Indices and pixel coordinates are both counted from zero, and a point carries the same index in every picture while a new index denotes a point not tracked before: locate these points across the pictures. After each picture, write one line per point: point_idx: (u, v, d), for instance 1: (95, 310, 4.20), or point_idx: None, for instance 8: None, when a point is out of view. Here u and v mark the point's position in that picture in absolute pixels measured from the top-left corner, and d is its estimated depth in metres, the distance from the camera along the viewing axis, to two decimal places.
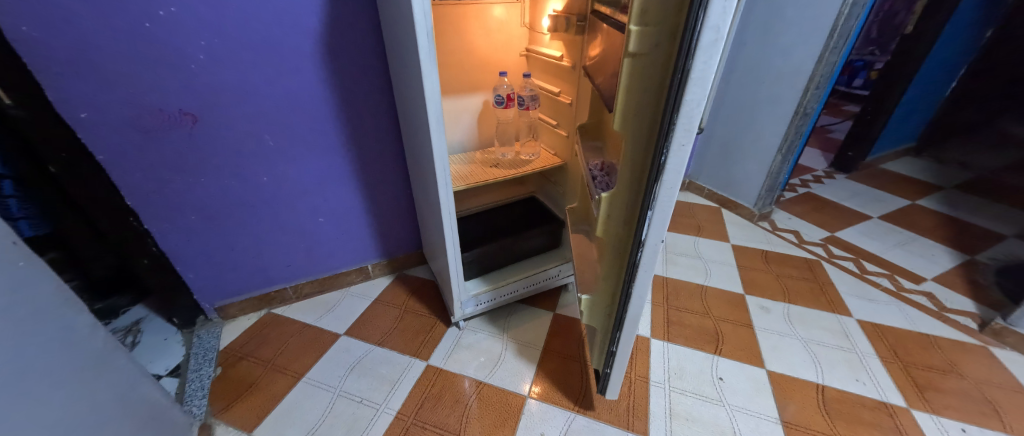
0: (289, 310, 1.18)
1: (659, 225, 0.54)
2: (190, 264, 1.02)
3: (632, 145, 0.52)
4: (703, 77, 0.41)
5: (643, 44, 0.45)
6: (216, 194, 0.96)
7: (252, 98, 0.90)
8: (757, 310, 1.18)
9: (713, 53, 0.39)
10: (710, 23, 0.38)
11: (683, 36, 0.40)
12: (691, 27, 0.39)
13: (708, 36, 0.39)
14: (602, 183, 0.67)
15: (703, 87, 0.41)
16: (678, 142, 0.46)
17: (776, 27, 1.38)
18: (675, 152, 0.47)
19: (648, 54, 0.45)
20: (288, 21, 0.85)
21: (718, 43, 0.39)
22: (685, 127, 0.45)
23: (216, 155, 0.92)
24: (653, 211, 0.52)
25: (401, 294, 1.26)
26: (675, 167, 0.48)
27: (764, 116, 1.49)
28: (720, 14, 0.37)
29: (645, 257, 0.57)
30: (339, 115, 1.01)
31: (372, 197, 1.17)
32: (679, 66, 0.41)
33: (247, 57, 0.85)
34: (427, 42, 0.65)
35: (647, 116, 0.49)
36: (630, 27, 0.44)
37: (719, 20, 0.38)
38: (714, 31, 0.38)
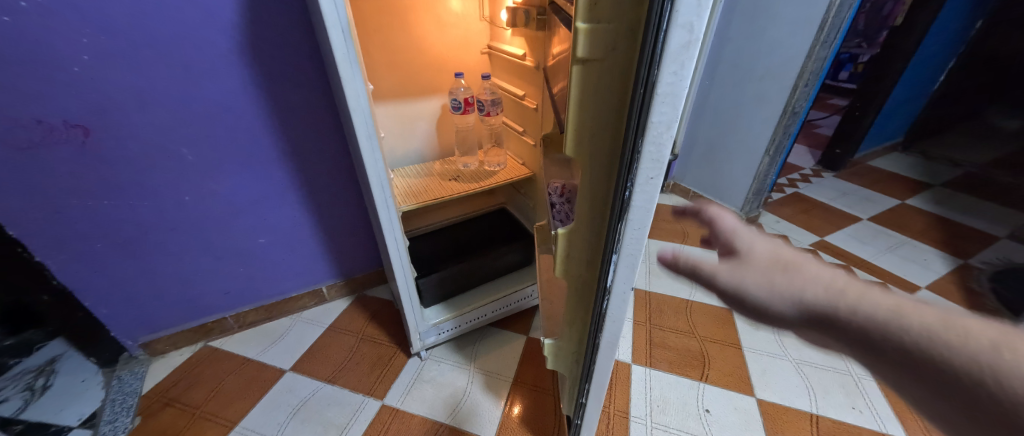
0: (229, 343, 1.05)
1: (627, 270, 0.43)
2: (102, 298, 0.89)
3: (589, 175, 0.40)
4: (676, 90, 0.30)
5: (597, 46, 0.33)
6: (125, 217, 0.83)
7: (159, 105, 0.76)
8: (746, 327, 1.10)
9: (686, 60, 0.29)
10: (681, 18, 0.27)
11: (644, 38, 0.29)
12: (655, 24, 0.28)
13: (678, 36, 0.28)
14: (560, 215, 0.55)
15: (676, 103, 0.31)
16: (646, 175, 0.35)
17: (764, 20, 1.28)
18: (642, 187, 0.36)
19: (603, 60, 0.34)
20: (198, 16, 0.72)
21: (692, 45, 0.28)
22: (653, 156, 0.34)
23: (120, 171, 0.79)
24: (618, 255, 0.41)
25: (359, 319, 1.14)
26: (642, 203, 0.37)
27: (750, 115, 1.40)
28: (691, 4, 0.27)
29: (613, 308, 0.47)
30: (272, 123, 0.87)
31: (321, 213, 1.05)
32: (641, 78, 0.30)
33: (148, 56, 0.72)
34: (343, 40, 0.52)
35: (606, 141, 0.37)
36: (577, 25, 0.32)
37: (694, 12, 0.27)
38: (686, 28, 0.28)
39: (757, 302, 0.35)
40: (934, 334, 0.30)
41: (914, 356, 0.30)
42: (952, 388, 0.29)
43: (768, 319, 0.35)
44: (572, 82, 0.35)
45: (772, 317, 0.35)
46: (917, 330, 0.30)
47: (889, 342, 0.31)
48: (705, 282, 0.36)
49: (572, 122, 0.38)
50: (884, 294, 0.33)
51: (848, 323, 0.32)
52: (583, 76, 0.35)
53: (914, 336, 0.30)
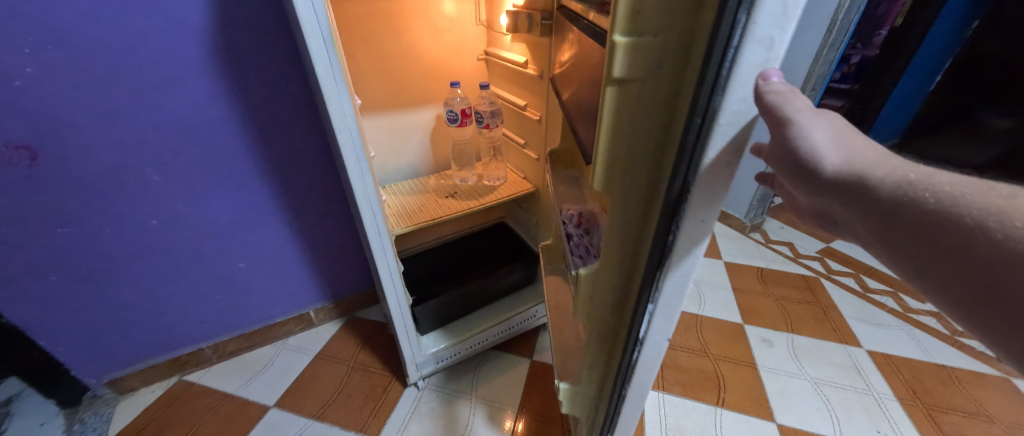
0: (206, 377, 0.96)
1: (664, 320, 0.37)
2: (61, 335, 0.80)
3: (621, 213, 0.34)
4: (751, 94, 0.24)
5: (637, 63, 0.27)
6: (84, 246, 0.74)
7: (119, 122, 0.68)
8: (760, 344, 1.05)
9: (759, 84, 0.23)
10: (759, 33, 0.21)
11: (703, 57, 0.23)
12: (722, 41, 0.22)
13: (754, 54, 0.22)
14: (578, 249, 0.48)
15: (741, 134, 0.25)
16: (696, 217, 0.29)
17: None
18: (690, 230, 0.30)
19: (645, 80, 0.28)
20: (161, 22, 0.64)
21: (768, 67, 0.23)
22: (707, 195, 0.28)
23: (78, 196, 0.70)
24: (655, 304, 0.36)
25: (349, 344, 1.06)
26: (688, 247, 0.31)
27: None
28: (774, 15, 0.21)
29: (643, 359, 0.41)
30: (249, 138, 0.80)
31: (306, 233, 0.97)
32: (699, 106, 0.24)
33: (105, 68, 0.64)
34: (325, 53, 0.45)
35: (644, 173, 0.32)
36: (615, 39, 0.26)
37: (777, 24, 0.21)
38: (764, 45, 0.22)
39: (807, 142, 0.22)
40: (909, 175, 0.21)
41: (924, 213, 0.20)
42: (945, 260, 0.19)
43: (801, 169, 0.23)
44: (605, 107, 0.30)
45: (805, 165, 0.22)
46: (956, 186, 0.20)
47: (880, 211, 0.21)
48: (773, 120, 0.23)
49: (604, 151, 0.32)
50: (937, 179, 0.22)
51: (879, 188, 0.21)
52: (620, 99, 0.29)
53: (950, 199, 0.20)
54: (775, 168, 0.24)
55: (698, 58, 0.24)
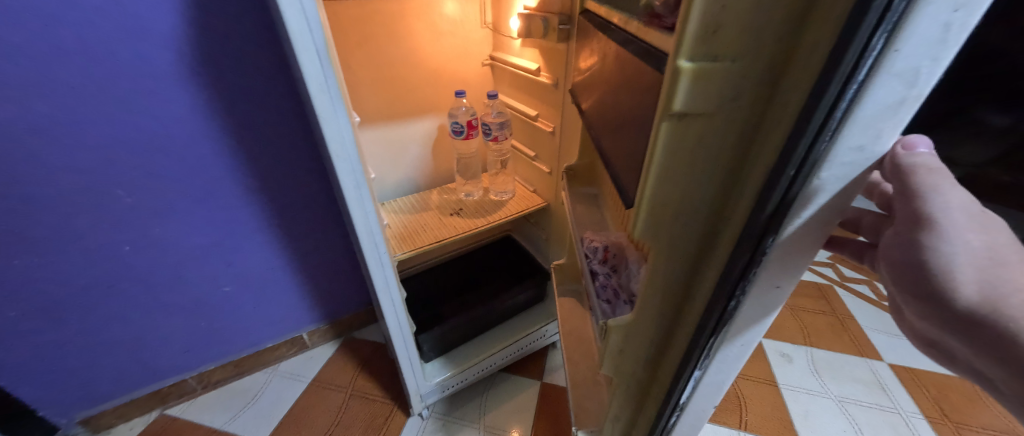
0: (191, 410, 0.89)
1: (712, 382, 0.34)
2: (26, 375, 0.72)
3: (666, 266, 0.30)
4: (851, 163, 0.20)
5: (706, 93, 0.22)
6: (48, 279, 0.67)
7: (82, 141, 0.60)
8: (778, 359, 1.00)
9: (878, 130, 0.19)
10: (900, 65, 0.17)
11: (809, 95, 0.19)
12: (844, 76, 0.17)
13: (886, 91, 0.17)
14: (605, 291, 0.43)
15: (847, 184, 0.21)
16: (770, 281, 0.26)
17: None
18: (759, 293, 0.26)
19: (714, 114, 0.22)
20: (127, 28, 0.56)
21: (902, 106, 0.18)
22: (786, 256, 0.24)
23: (37, 224, 0.62)
24: (700, 368, 0.32)
25: (347, 369, 0.99)
26: (751, 310, 0.28)
27: None
28: (924, 44, 0.16)
29: (683, 424, 0.38)
30: (233, 154, 0.72)
31: (298, 252, 0.90)
32: (796, 156, 0.20)
33: (65, 79, 0.56)
34: (319, 68, 0.38)
35: (699, 221, 0.27)
36: (680, 64, 0.20)
37: (929, 52, 0.16)
38: (904, 80, 0.17)
39: (943, 260, 0.19)
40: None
41: None
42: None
43: (928, 290, 0.19)
44: (658, 147, 0.24)
45: (935, 286, 0.19)
46: None
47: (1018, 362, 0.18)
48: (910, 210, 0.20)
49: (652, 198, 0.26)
50: None
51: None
52: (678, 137, 0.24)
53: None
54: (896, 271, 0.21)
55: (799, 96, 0.19)
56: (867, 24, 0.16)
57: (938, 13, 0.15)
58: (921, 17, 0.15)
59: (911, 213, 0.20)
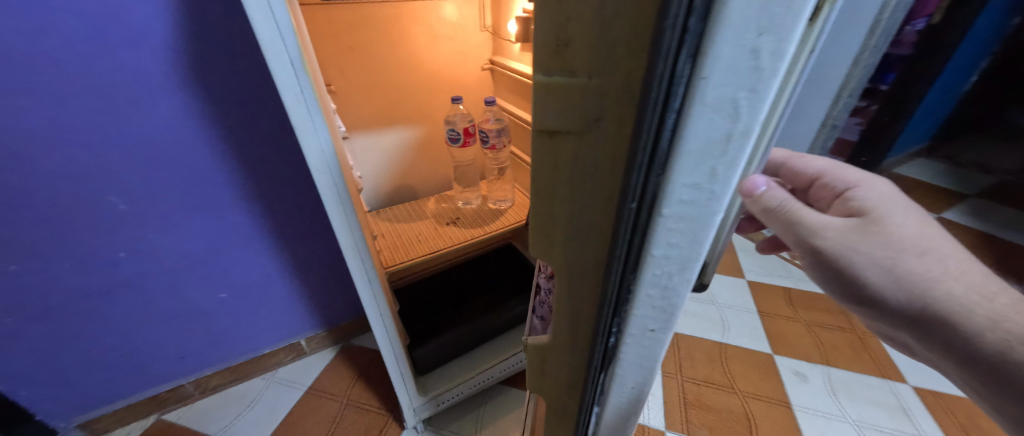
0: (187, 416, 0.89)
1: (619, 422, 0.31)
2: (24, 380, 0.73)
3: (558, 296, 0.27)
4: (696, 201, 0.18)
5: (569, 113, 0.19)
6: (43, 285, 0.66)
7: (74, 149, 0.60)
8: (792, 379, 0.95)
9: (713, 167, 0.17)
10: (714, 96, 0.15)
11: (637, 124, 0.17)
12: (659, 104, 0.15)
13: (707, 124, 0.15)
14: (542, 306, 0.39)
15: (697, 226, 0.19)
16: (643, 322, 0.24)
17: None
18: (636, 335, 0.24)
19: (581, 135, 0.19)
20: (118, 35, 0.55)
21: (730, 142, 0.16)
22: (657, 297, 0.22)
23: (32, 232, 0.62)
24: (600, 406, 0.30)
25: (344, 376, 0.98)
26: (635, 351, 0.25)
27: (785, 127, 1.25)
28: (732, 73, 0.14)
29: None
30: (227, 161, 0.71)
31: (296, 259, 0.89)
32: (633, 190, 0.18)
33: (57, 87, 0.55)
34: (292, 79, 0.36)
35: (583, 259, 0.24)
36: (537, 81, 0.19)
37: (743, 82, 0.14)
38: (723, 111, 0.15)
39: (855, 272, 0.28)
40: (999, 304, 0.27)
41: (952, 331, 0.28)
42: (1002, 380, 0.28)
43: (858, 294, 0.29)
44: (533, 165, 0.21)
45: (861, 292, 0.29)
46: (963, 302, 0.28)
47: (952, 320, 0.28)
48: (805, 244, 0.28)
49: (533, 214, 0.24)
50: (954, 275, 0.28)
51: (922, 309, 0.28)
52: (548, 155, 0.21)
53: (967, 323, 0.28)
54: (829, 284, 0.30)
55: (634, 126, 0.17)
56: (667, 48, 0.14)
57: (737, 38, 0.13)
58: (721, 43, 0.13)
59: (807, 243, 0.28)
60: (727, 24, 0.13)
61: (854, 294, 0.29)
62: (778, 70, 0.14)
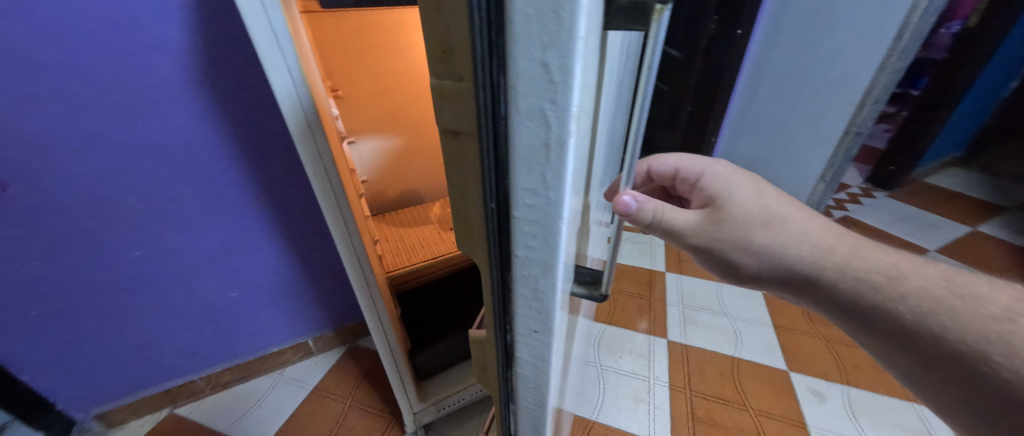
0: (198, 410, 0.92)
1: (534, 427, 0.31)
2: (45, 369, 0.76)
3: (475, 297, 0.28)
4: (543, 206, 0.18)
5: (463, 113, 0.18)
6: (64, 280, 0.69)
7: (94, 150, 0.62)
8: (809, 398, 0.91)
9: (545, 173, 0.17)
10: (523, 105, 0.15)
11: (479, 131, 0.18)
12: (487, 111, 0.17)
13: (526, 131, 0.16)
14: None
15: (548, 231, 0.19)
16: (526, 325, 0.24)
17: (815, 31, 1.10)
18: (524, 338, 0.25)
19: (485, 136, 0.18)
20: (135, 40, 0.57)
21: (549, 152, 0.16)
22: (532, 300, 0.23)
23: (53, 229, 0.65)
24: (514, 406, 0.30)
25: (348, 378, 0.99)
26: (529, 354, 0.26)
27: (805, 134, 1.22)
28: (531, 85, 0.15)
29: None
30: (239, 163, 0.73)
31: (304, 260, 0.90)
32: (488, 192, 0.20)
33: (79, 91, 0.58)
34: (289, 87, 0.37)
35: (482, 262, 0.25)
36: None
37: (544, 93, 0.15)
38: (535, 120, 0.16)
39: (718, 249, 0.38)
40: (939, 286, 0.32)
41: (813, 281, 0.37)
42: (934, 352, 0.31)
43: (727, 264, 0.39)
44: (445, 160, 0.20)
45: (729, 262, 0.39)
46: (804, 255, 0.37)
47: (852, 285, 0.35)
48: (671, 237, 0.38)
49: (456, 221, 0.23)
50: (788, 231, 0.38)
51: (780, 265, 0.37)
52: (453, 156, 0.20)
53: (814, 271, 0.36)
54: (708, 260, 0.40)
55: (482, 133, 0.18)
56: (478, 58, 0.15)
57: (526, 51, 0.14)
58: (515, 55, 0.14)
59: (674, 236, 0.37)
60: (512, 37, 0.14)
61: (727, 266, 0.39)
62: (572, 84, 0.14)
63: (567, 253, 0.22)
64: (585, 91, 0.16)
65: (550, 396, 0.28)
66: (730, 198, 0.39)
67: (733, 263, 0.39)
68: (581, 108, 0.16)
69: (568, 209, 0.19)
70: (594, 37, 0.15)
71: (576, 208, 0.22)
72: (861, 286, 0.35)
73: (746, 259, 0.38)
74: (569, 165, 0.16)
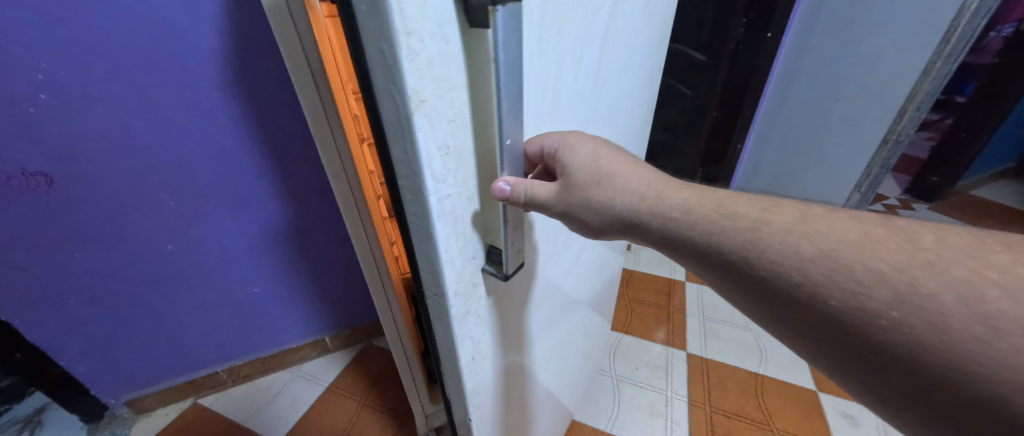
0: (220, 401, 0.95)
1: (456, 379, 0.36)
2: (81, 356, 0.80)
3: None
4: (413, 172, 0.23)
5: None
6: (102, 271, 0.73)
7: (132, 149, 0.65)
8: (839, 420, 0.86)
9: (408, 143, 0.22)
10: (382, 88, 0.20)
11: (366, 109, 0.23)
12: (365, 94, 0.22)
13: (388, 109, 0.21)
14: None
15: (422, 195, 0.24)
16: (427, 276, 0.29)
17: (854, 32, 1.06)
18: (431, 290, 0.30)
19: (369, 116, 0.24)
20: (172, 44, 0.59)
21: (404, 125, 0.21)
22: (427, 257, 0.27)
23: (93, 223, 0.68)
24: (439, 356, 0.35)
25: (362, 377, 1.00)
26: (437, 306, 0.30)
27: (842, 141, 1.16)
28: (382, 71, 0.20)
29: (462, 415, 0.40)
30: (263, 163, 0.75)
31: (322, 259, 0.92)
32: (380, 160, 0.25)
33: (120, 92, 0.60)
34: (304, 69, 0.37)
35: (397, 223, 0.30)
36: None
37: (388, 79, 0.20)
38: (391, 100, 0.20)
39: (571, 216, 0.32)
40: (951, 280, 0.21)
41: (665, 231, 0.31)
42: (911, 370, 0.22)
43: (591, 227, 0.33)
44: None
45: (592, 226, 0.33)
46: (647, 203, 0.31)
47: (779, 277, 0.26)
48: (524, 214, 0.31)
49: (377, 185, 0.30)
50: (630, 177, 0.32)
51: (633, 220, 0.32)
52: None
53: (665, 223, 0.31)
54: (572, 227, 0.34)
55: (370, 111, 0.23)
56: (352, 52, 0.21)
57: (373, 47, 0.19)
58: (367, 49, 0.19)
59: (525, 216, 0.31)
60: (364, 34, 0.19)
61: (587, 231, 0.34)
62: (402, 71, 0.19)
63: (454, 219, 0.26)
64: (432, 80, 0.20)
65: (461, 356, 0.33)
66: (573, 157, 0.31)
67: (576, 229, 0.34)
68: (422, 92, 0.20)
69: (433, 181, 0.23)
70: (435, 35, 0.19)
71: (470, 188, 0.26)
72: (782, 275, 0.26)
73: (597, 218, 0.32)
74: (418, 139, 0.21)
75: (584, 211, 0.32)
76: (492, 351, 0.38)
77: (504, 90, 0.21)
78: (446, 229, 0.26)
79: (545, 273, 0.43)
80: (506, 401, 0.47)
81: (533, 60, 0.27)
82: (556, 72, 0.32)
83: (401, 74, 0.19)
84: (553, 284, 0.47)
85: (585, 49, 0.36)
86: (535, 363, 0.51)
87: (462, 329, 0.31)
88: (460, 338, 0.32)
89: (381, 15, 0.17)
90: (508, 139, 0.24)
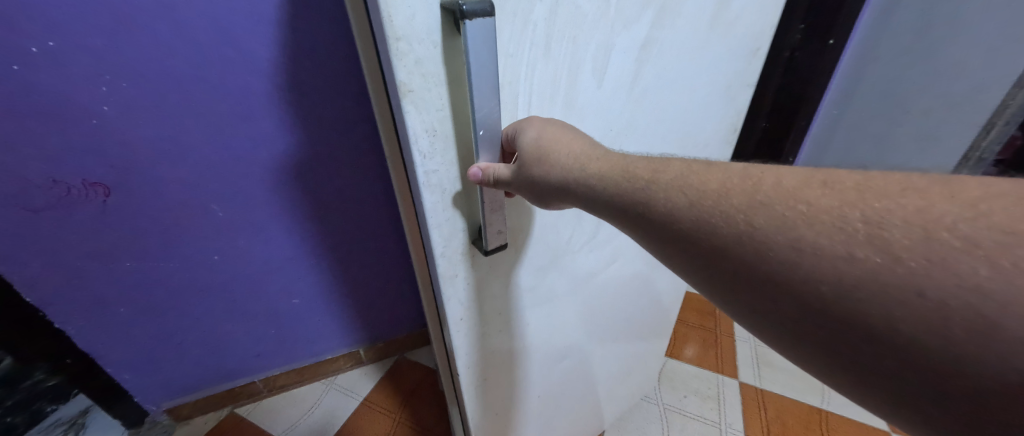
0: (256, 412, 0.94)
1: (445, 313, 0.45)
2: (127, 364, 0.80)
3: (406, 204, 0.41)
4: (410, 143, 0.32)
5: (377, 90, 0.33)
6: (151, 281, 0.72)
7: (185, 161, 0.64)
8: None
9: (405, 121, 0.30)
10: (389, 82, 0.29)
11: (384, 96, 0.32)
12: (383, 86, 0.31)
13: (393, 97, 0.30)
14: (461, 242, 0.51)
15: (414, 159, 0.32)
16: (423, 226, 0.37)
17: (938, 30, 0.76)
18: (428, 237, 0.38)
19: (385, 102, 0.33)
20: (228, 55, 0.58)
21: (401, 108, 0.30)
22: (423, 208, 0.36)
23: (145, 233, 0.68)
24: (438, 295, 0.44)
25: (397, 392, 0.98)
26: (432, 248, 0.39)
27: (930, 124, 0.82)
28: (388, 71, 0.28)
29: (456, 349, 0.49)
30: (309, 175, 0.73)
31: (360, 270, 0.90)
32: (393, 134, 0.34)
33: (176, 104, 0.59)
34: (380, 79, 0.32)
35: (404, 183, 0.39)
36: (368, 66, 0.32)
37: (391, 76, 0.28)
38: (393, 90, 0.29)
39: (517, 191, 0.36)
40: (838, 228, 0.21)
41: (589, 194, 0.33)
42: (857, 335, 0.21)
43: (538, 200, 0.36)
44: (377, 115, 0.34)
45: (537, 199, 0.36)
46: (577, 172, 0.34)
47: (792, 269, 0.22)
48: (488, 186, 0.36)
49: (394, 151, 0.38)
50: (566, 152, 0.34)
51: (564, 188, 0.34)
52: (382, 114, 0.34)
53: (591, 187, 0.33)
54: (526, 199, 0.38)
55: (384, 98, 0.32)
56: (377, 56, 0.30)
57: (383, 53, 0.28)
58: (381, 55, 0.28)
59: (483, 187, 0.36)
60: (379, 45, 0.28)
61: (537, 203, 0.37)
62: (395, 69, 0.28)
63: (438, 181, 0.34)
64: (419, 75, 0.29)
65: (447, 303, 0.43)
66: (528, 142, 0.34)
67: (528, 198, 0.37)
68: (409, 84, 0.28)
69: (420, 148, 0.32)
70: (424, 41, 0.27)
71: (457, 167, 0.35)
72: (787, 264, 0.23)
73: (536, 192, 0.35)
74: (407, 121, 0.30)
75: (529, 187, 0.35)
76: (475, 298, 0.45)
77: (476, 89, 0.29)
78: (432, 197, 0.35)
79: (531, 259, 0.48)
80: (501, 357, 0.53)
81: (517, 60, 0.33)
82: (571, 75, 0.38)
83: (397, 73, 0.28)
84: (552, 276, 0.52)
85: (612, 56, 0.39)
86: (534, 343, 0.57)
87: (447, 278, 0.41)
88: (445, 276, 0.41)
89: (383, 32, 0.26)
90: (482, 130, 0.32)
